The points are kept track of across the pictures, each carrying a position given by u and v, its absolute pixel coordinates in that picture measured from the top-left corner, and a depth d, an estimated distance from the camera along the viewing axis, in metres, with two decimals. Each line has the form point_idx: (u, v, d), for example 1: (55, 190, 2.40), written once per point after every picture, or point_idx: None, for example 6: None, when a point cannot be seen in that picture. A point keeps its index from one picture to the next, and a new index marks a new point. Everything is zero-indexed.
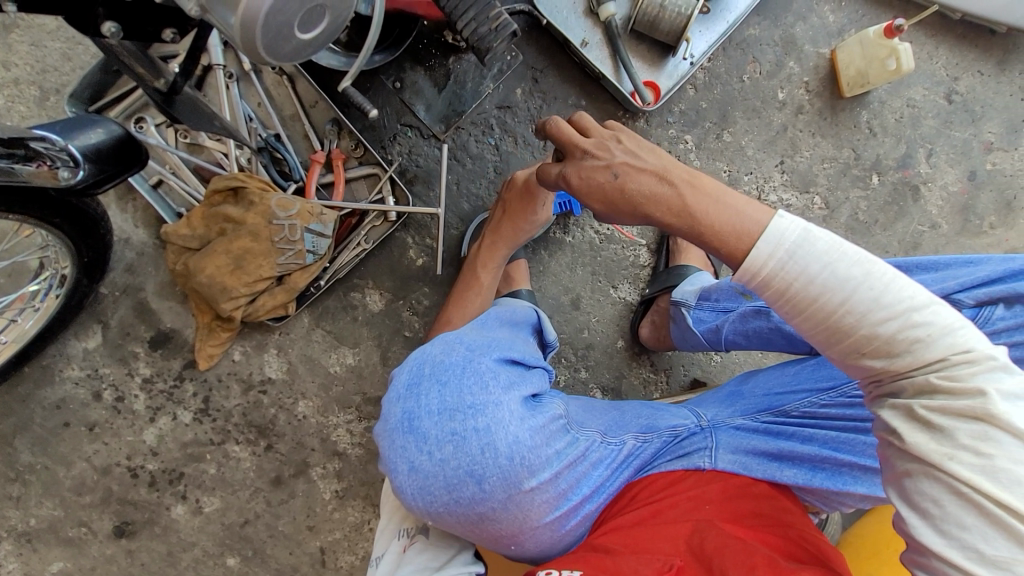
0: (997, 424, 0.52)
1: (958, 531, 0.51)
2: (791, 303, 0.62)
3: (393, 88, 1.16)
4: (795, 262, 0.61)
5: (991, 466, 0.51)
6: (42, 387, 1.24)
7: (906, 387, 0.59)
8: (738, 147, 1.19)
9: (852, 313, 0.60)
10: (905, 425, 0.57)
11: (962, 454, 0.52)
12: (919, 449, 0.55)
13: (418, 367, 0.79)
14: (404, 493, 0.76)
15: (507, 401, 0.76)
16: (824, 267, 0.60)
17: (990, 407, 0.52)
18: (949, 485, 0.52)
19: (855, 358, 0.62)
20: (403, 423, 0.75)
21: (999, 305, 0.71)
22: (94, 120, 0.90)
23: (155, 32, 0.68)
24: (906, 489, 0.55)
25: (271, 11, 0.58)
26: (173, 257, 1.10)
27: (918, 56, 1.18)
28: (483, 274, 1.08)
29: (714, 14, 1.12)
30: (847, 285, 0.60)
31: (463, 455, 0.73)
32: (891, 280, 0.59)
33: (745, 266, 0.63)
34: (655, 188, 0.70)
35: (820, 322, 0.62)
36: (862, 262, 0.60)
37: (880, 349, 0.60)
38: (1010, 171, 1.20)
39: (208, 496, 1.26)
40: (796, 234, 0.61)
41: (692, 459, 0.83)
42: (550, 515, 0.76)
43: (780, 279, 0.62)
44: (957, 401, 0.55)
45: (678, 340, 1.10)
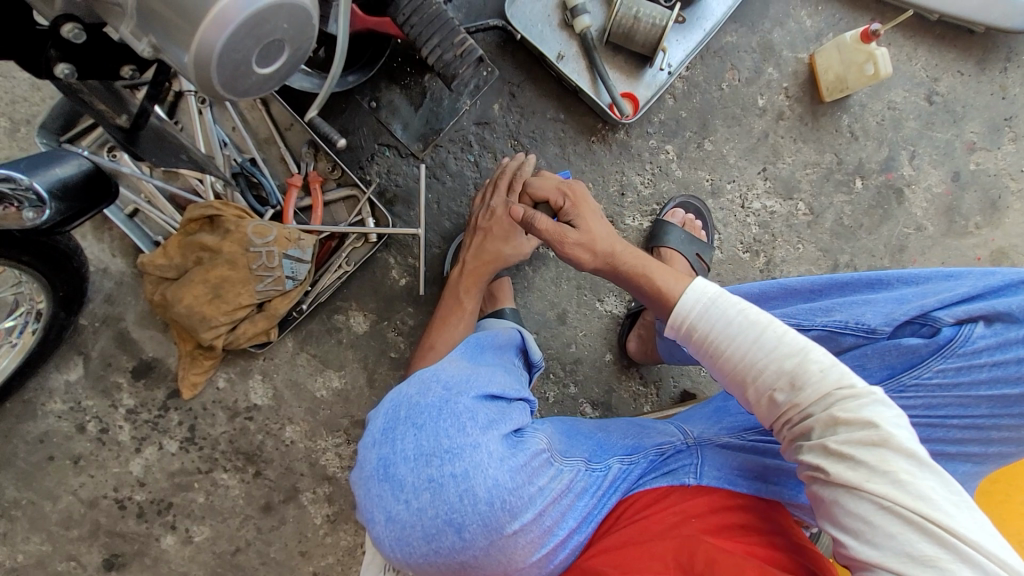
0: (891, 445, 0.56)
1: (887, 540, 0.53)
2: (711, 348, 0.72)
3: (369, 108, 1.16)
4: (709, 313, 0.72)
5: (899, 480, 0.54)
6: (25, 421, 1.22)
7: (813, 424, 0.63)
8: (720, 155, 1.18)
9: (759, 356, 0.68)
10: (824, 460, 0.60)
11: (875, 474, 0.56)
12: (840, 476, 0.58)
13: (394, 410, 0.78)
14: (383, 544, 0.74)
15: (486, 443, 0.75)
16: (731, 317, 0.71)
17: (883, 430, 0.57)
18: (874, 502, 0.55)
19: (767, 402, 0.68)
20: (378, 471, 0.74)
21: (978, 323, 0.72)
22: (62, 156, 0.88)
23: (114, 68, 0.67)
24: (837, 515, 0.58)
25: (224, 49, 0.57)
26: (150, 287, 1.09)
27: (898, 58, 1.17)
28: (466, 299, 1.06)
29: (690, 23, 1.11)
30: (752, 331, 0.69)
31: (441, 503, 0.71)
32: (787, 330, 0.68)
33: (675, 313, 0.75)
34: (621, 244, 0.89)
35: (733, 366, 0.70)
36: (763, 315, 0.70)
37: (783, 388, 0.66)
38: (994, 171, 1.19)
39: (198, 525, 1.24)
40: (711, 289, 0.74)
41: (677, 476, 0.81)
42: (536, 554, 0.75)
43: (701, 326, 0.73)
44: (855, 429, 0.59)
45: (665, 353, 1.09)
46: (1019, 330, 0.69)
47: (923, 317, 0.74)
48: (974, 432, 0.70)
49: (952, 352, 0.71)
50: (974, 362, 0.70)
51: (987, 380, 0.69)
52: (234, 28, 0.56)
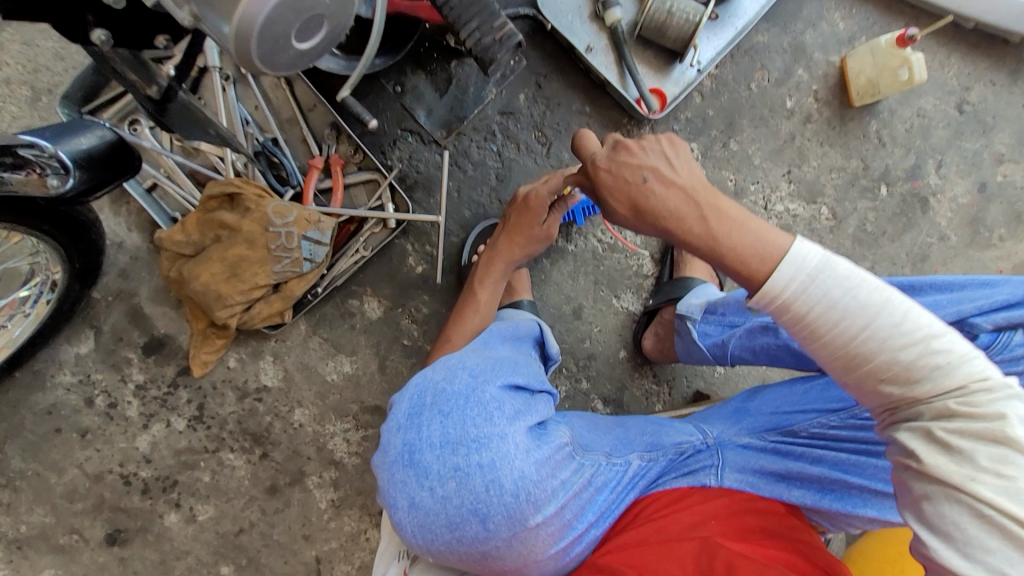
0: (1016, 447, 0.51)
1: (985, 554, 0.49)
2: (808, 328, 0.61)
3: (393, 92, 1.15)
4: (816, 286, 0.60)
5: (1015, 487, 0.49)
6: (34, 392, 1.22)
7: (924, 412, 0.57)
8: (745, 156, 1.16)
9: (873, 337, 0.59)
10: (924, 448, 0.55)
11: (985, 475, 0.51)
12: (940, 471, 0.53)
13: (419, 396, 0.77)
14: (404, 530, 0.74)
15: (513, 433, 0.74)
16: (845, 292, 0.59)
17: (1009, 430, 0.51)
18: (972, 507, 0.50)
19: (871, 384, 0.60)
20: (403, 456, 0.74)
21: (1017, 330, 0.70)
22: (85, 125, 0.88)
23: (148, 38, 0.66)
24: (923, 510, 0.54)
25: (267, 21, 0.56)
26: (167, 264, 1.08)
27: (930, 65, 1.16)
28: (481, 291, 1.04)
29: (722, 20, 1.10)
30: (867, 307, 0.59)
31: (466, 492, 0.71)
32: (909, 307, 0.59)
33: (766, 285, 0.61)
34: (679, 205, 0.68)
35: (838, 346, 0.60)
36: (881, 288, 0.60)
37: (899, 375, 0.58)
38: (1021, 183, 1.18)
39: (202, 504, 1.24)
40: (818, 256, 0.60)
41: (698, 477, 0.81)
42: (556, 547, 0.75)
43: (800, 302, 0.61)
44: (976, 424, 0.53)
45: (682, 352, 1.08)
46: None
47: (960, 323, 0.73)
48: None
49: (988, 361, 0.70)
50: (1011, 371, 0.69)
51: None
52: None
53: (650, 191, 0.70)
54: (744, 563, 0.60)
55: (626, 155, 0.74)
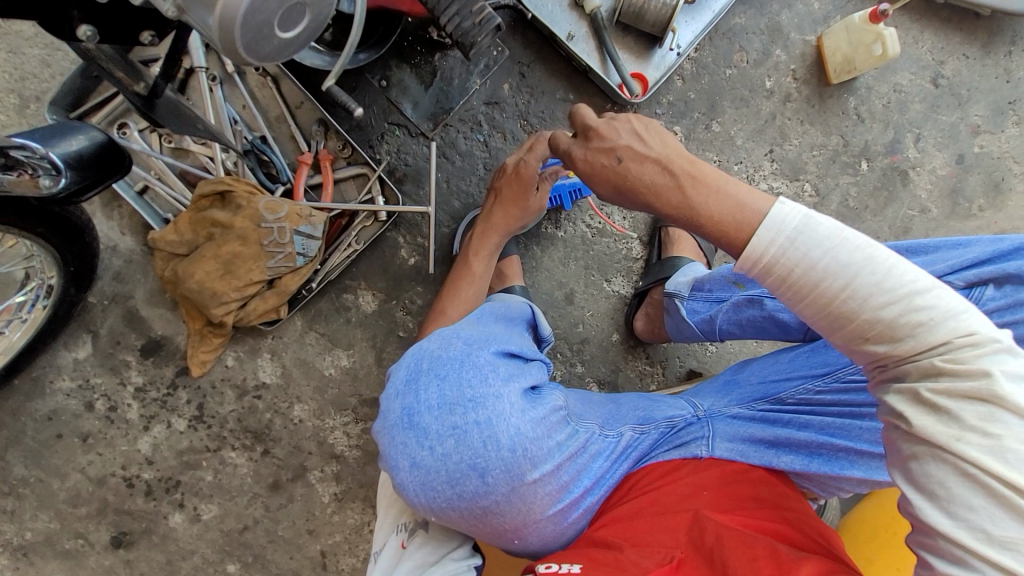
0: (1003, 405, 0.51)
1: (967, 513, 0.50)
2: (793, 289, 0.63)
3: (379, 86, 1.16)
4: (796, 248, 0.61)
5: (1000, 446, 0.50)
6: (33, 399, 1.23)
7: (911, 370, 0.59)
8: (727, 137, 1.19)
9: (854, 297, 0.60)
10: (911, 409, 0.57)
11: (971, 436, 0.51)
12: (925, 431, 0.54)
13: (416, 362, 0.79)
14: (406, 490, 0.76)
15: (508, 394, 0.76)
16: (825, 253, 0.60)
17: (997, 388, 0.52)
18: (957, 467, 0.51)
19: (857, 343, 0.62)
20: (403, 419, 0.75)
21: (988, 286, 0.73)
22: (75, 127, 0.89)
23: (133, 34, 0.67)
24: (911, 469, 0.55)
25: (249, 10, 0.57)
26: (161, 264, 1.09)
27: (905, 41, 1.18)
28: (475, 262, 1.08)
29: (699, 4, 1.12)
30: (849, 268, 0.60)
31: (466, 448, 0.73)
32: (894, 264, 0.59)
33: (749, 251, 0.64)
34: (656, 177, 0.72)
35: (821, 307, 0.62)
36: (865, 248, 0.60)
37: (884, 334, 0.59)
38: (997, 154, 1.20)
39: (206, 503, 1.25)
40: (798, 218, 0.62)
41: (689, 449, 0.83)
42: (554, 507, 0.76)
43: (782, 266, 0.62)
44: (962, 382, 0.54)
45: (673, 331, 1.10)
46: None
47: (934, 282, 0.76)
48: None
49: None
50: None
51: None
52: None
53: (626, 171, 0.74)
54: (734, 535, 0.63)
55: (598, 141, 0.77)
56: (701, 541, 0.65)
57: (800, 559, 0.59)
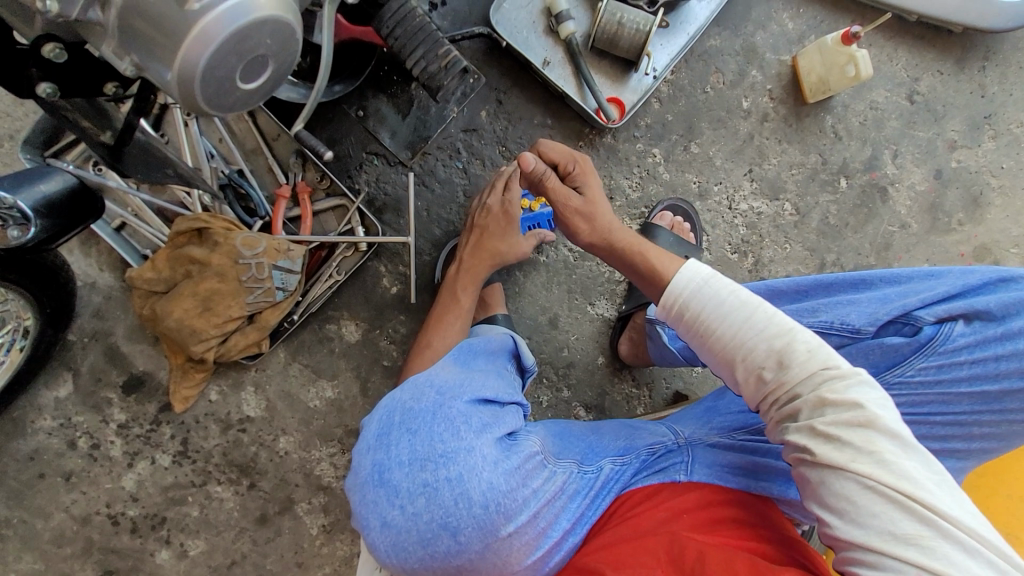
0: (876, 427, 0.59)
1: (870, 519, 0.56)
2: (701, 333, 0.71)
3: (356, 117, 1.16)
4: (701, 298, 0.71)
5: (884, 460, 0.57)
6: (15, 439, 1.21)
7: (801, 407, 0.64)
8: (706, 158, 1.19)
9: (751, 337, 0.68)
10: (810, 440, 0.62)
11: (861, 454, 0.58)
12: (826, 457, 0.59)
13: (388, 416, 0.79)
14: (379, 550, 0.75)
15: (480, 446, 0.75)
16: (723, 302, 0.70)
17: (869, 413, 0.59)
18: (858, 482, 0.57)
19: (754, 383, 0.68)
20: (373, 476, 0.75)
21: (959, 321, 0.73)
22: (46, 171, 0.87)
23: (97, 86, 0.67)
24: (820, 493, 0.60)
25: (209, 66, 0.57)
26: (140, 302, 1.08)
27: (879, 59, 1.19)
28: (463, 296, 1.06)
29: (674, 28, 1.13)
30: (746, 314, 0.68)
31: (436, 507, 0.72)
32: (777, 314, 0.68)
33: (666, 294, 0.74)
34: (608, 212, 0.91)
35: (722, 347, 0.70)
36: (756, 298, 0.70)
37: (774, 373, 0.66)
38: (975, 168, 1.21)
39: (193, 539, 1.23)
40: (701, 273, 0.73)
41: (669, 473, 0.82)
42: (532, 556, 0.75)
43: (692, 311, 0.72)
44: (842, 412, 0.61)
45: (656, 356, 1.10)
46: (998, 329, 0.70)
47: (905, 316, 0.76)
48: (957, 429, 0.72)
49: (933, 351, 0.72)
50: (954, 360, 0.71)
51: (967, 378, 0.70)
52: (218, 45, 0.56)
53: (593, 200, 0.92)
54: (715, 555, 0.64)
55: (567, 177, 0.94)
56: (677, 557, 0.66)
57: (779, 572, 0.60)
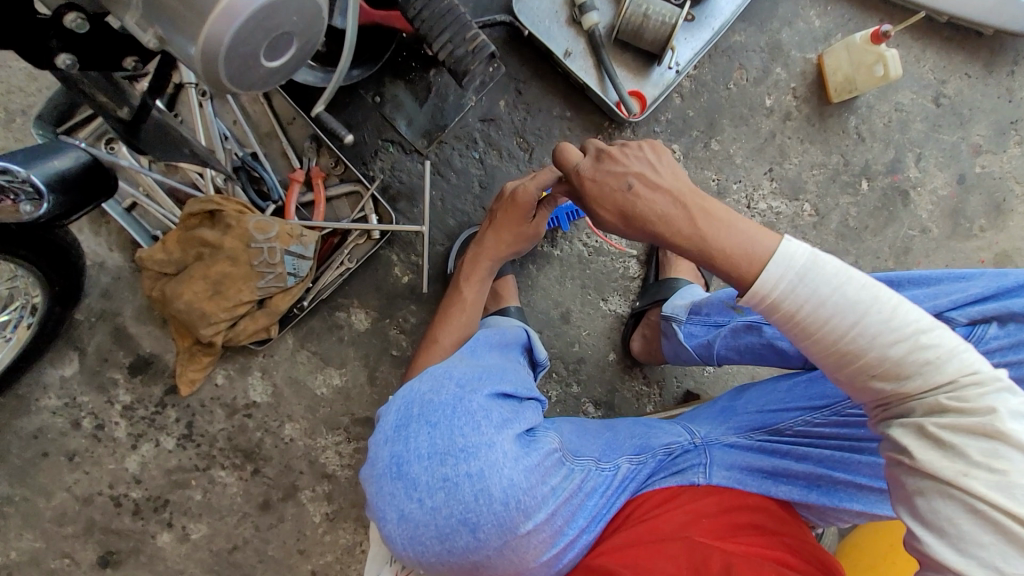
0: (1007, 442, 0.53)
1: (977, 549, 0.51)
2: (802, 325, 0.63)
3: (372, 102, 1.14)
4: (804, 286, 0.62)
5: (1008, 483, 0.52)
6: (19, 417, 1.20)
7: (918, 407, 0.60)
8: (726, 155, 1.17)
9: (864, 333, 0.61)
10: (917, 443, 0.58)
11: (977, 471, 0.53)
12: (932, 466, 0.55)
13: (407, 407, 0.77)
14: (394, 542, 0.74)
15: (501, 442, 0.74)
16: (835, 291, 0.62)
17: (1000, 425, 0.54)
18: (965, 504, 0.53)
19: (865, 380, 0.63)
20: (391, 469, 0.73)
21: (993, 323, 0.70)
22: (59, 147, 0.86)
23: (116, 60, 0.65)
24: (917, 507, 0.56)
25: (234, 42, 0.55)
26: (150, 283, 1.07)
27: (906, 60, 1.17)
28: (466, 289, 1.04)
29: (699, 21, 1.10)
30: (858, 307, 0.61)
31: (456, 503, 0.71)
32: (899, 303, 0.61)
33: (755, 287, 0.64)
34: (667, 208, 0.71)
35: (830, 343, 0.63)
36: (872, 287, 0.62)
37: (891, 371, 0.61)
38: (999, 174, 1.19)
39: (195, 523, 1.23)
40: (806, 256, 0.63)
41: (686, 476, 0.81)
42: (547, 554, 0.74)
43: (791, 301, 0.63)
44: (967, 418, 0.56)
45: (669, 354, 1.08)
46: None
47: (937, 317, 0.73)
48: None
49: None
50: None
51: None
52: (244, 19, 0.54)
53: (636, 196, 0.73)
54: (740, 563, 0.62)
55: (609, 163, 0.77)
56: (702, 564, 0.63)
57: None
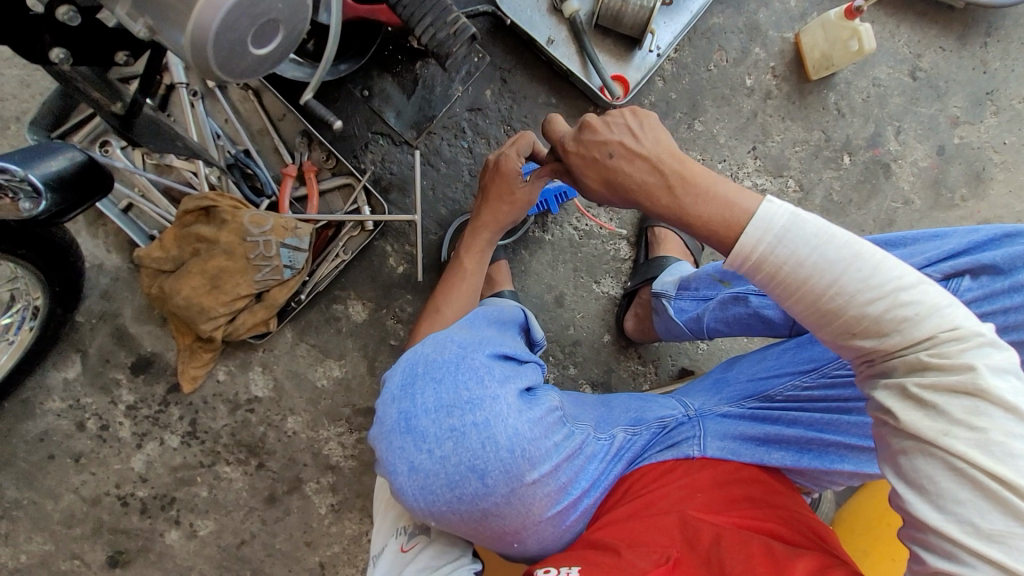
0: (989, 399, 0.51)
1: (955, 506, 0.51)
2: (781, 286, 0.62)
3: (361, 96, 1.17)
4: (783, 246, 0.61)
5: (987, 440, 0.50)
6: (24, 421, 1.22)
7: (898, 365, 0.58)
8: (710, 135, 1.19)
9: (842, 292, 0.59)
10: (899, 404, 0.56)
11: (958, 430, 0.52)
12: (914, 426, 0.54)
13: (411, 367, 0.79)
14: (405, 494, 0.75)
15: (504, 395, 0.76)
16: (812, 250, 0.60)
17: (982, 382, 0.52)
18: (944, 462, 0.52)
19: (846, 339, 0.61)
20: (400, 424, 0.75)
21: (965, 276, 0.72)
22: (56, 147, 0.88)
23: (108, 54, 0.67)
24: (900, 465, 0.55)
25: (221, 29, 0.58)
26: (148, 281, 1.08)
27: (881, 36, 1.19)
28: (466, 258, 1.07)
29: (677, 5, 1.13)
30: (837, 265, 0.60)
31: (463, 450, 0.73)
32: (881, 260, 0.59)
33: (736, 249, 0.63)
34: (645, 177, 0.71)
35: (810, 303, 0.62)
36: (852, 244, 0.60)
37: (870, 329, 0.59)
38: (977, 144, 1.21)
39: (202, 519, 1.24)
40: (785, 215, 0.61)
41: (681, 449, 0.82)
42: (553, 508, 0.76)
43: (770, 263, 0.62)
44: (948, 376, 0.54)
45: (662, 331, 1.10)
46: (1005, 282, 0.69)
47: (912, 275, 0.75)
48: None
49: None
50: None
51: None
52: (230, 7, 0.57)
53: (617, 166, 0.74)
54: (730, 539, 0.64)
55: (590, 136, 0.77)
56: (694, 539, 0.66)
57: (794, 558, 0.60)
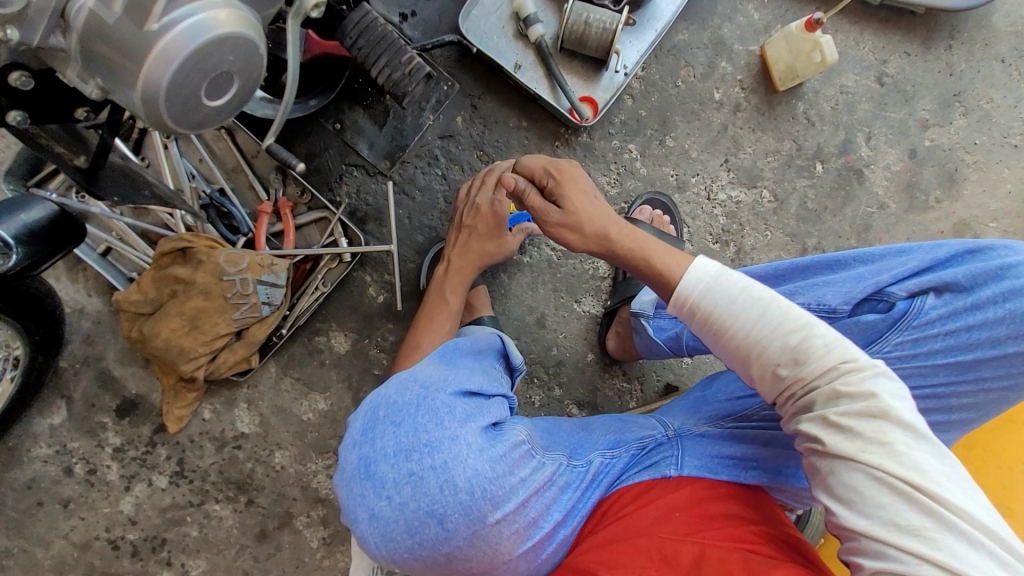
0: (890, 418, 0.55)
1: (876, 510, 0.53)
2: (713, 329, 0.68)
3: (333, 130, 1.17)
4: (711, 294, 0.68)
5: (894, 451, 0.54)
6: (11, 469, 1.22)
7: (816, 399, 0.61)
8: (682, 150, 1.20)
9: (763, 333, 0.64)
10: (822, 431, 0.58)
11: (871, 447, 0.55)
12: (835, 448, 0.57)
13: (373, 410, 0.79)
14: (368, 542, 0.76)
15: (464, 435, 0.76)
16: (734, 297, 0.66)
17: (883, 404, 0.56)
18: (868, 475, 0.54)
19: (770, 379, 0.65)
20: (360, 470, 0.76)
21: (930, 294, 0.72)
22: (26, 199, 0.89)
23: (67, 111, 0.68)
24: (829, 484, 0.57)
25: (172, 85, 0.58)
26: (127, 325, 1.09)
27: (845, 44, 1.21)
28: (450, 296, 1.07)
29: (641, 25, 1.15)
30: (756, 309, 0.65)
31: (422, 496, 0.73)
32: (790, 305, 0.65)
33: (677, 292, 0.70)
34: (605, 225, 0.81)
35: (737, 345, 0.66)
36: (764, 291, 0.67)
37: (791, 367, 0.63)
38: (948, 145, 1.22)
39: (194, 559, 1.23)
40: (710, 267, 0.70)
41: (659, 468, 0.81)
42: (523, 545, 0.76)
43: (703, 307, 0.68)
44: (856, 403, 0.57)
45: (643, 349, 1.10)
46: (968, 299, 0.69)
47: (877, 294, 0.75)
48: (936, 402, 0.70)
49: (906, 325, 0.71)
50: (927, 334, 0.70)
51: (941, 350, 0.69)
52: (180, 64, 0.57)
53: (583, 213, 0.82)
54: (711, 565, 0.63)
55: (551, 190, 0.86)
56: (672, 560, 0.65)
57: None
